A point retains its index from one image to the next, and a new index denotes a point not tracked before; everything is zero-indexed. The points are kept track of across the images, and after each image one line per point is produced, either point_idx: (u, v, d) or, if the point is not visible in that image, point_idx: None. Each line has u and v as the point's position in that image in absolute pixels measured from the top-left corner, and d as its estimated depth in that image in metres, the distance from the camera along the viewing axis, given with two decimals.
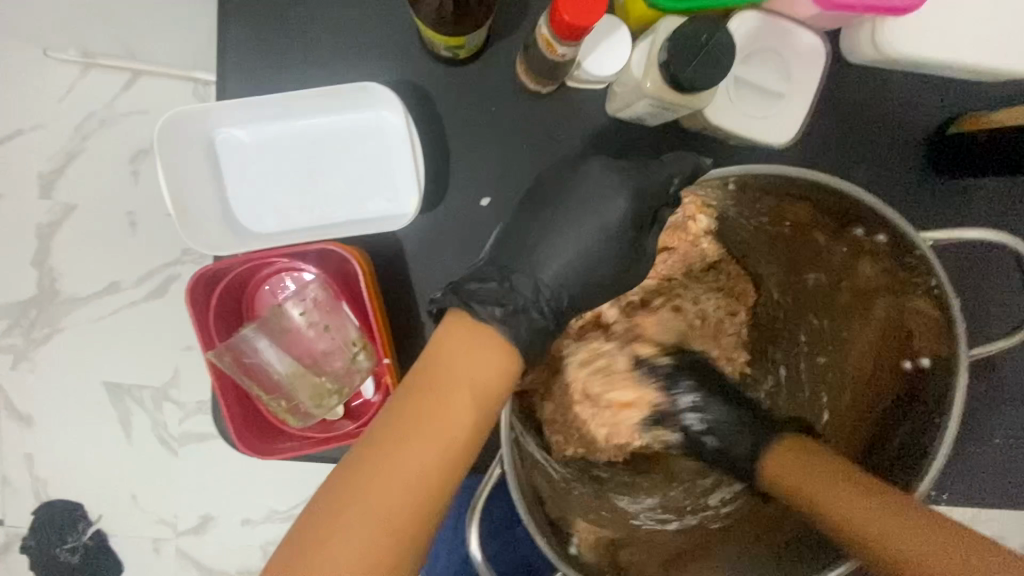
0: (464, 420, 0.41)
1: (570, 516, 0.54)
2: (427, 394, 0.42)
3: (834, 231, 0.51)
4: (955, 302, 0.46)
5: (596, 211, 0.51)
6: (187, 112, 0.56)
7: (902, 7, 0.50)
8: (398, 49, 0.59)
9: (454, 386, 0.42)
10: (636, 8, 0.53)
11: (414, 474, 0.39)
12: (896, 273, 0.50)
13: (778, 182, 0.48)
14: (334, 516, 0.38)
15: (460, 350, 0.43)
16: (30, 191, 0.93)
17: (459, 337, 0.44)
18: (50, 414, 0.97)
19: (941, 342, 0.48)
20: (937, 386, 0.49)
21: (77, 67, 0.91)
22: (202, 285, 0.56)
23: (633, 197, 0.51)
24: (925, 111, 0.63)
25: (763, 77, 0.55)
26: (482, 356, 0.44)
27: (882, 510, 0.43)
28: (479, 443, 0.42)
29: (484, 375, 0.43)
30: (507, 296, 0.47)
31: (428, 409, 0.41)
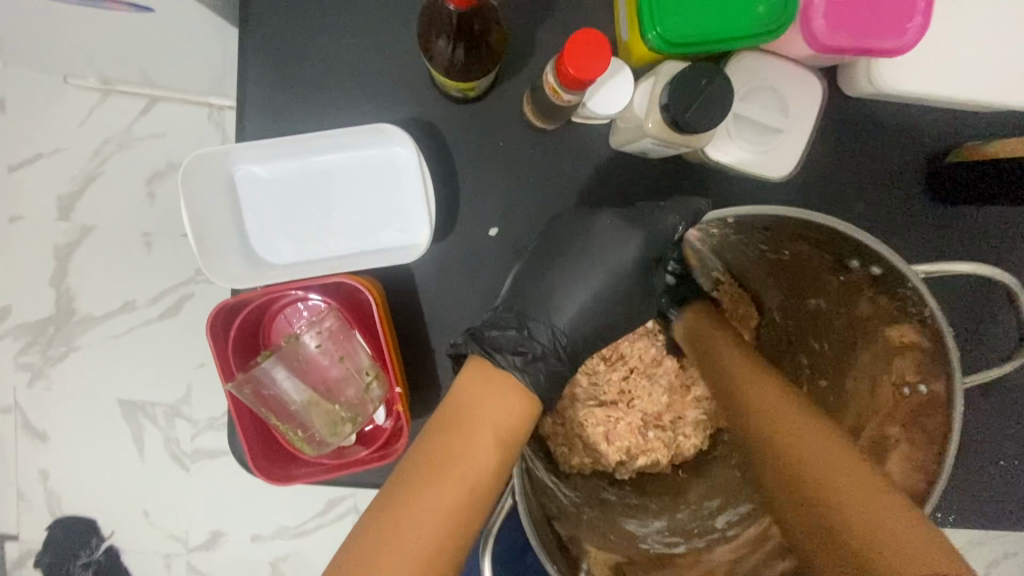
0: (487, 458, 0.43)
1: (581, 538, 0.54)
2: (457, 427, 0.44)
3: (831, 260, 0.53)
4: (950, 335, 0.46)
5: (606, 252, 0.54)
6: (208, 153, 0.59)
7: (896, 48, 0.52)
8: (409, 86, 0.62)
9: (477, 426, 0.44)
10: (638, 51, 0.55)
11: (441, 511, 0.40)
12: (893, 304, 0.51)
13: (772, 216, 0.49)
14: (373, 547, 0.39)
15: (481, 390, 0.46)
16: (49, 214, 0.96)
17: (480, 378, 0.47)
18: (65, 430, 0.99)
19: (940, 373, 0.49)
20: (940, 413, 0.49)
21: (98, 94, 0.95)
22: (222, 318, 0.58)
23: (642, 245, 0.54)
24: (920, 140, 0.64)
25: (762, 114, 0.57)
26: (503, 396, 0.46)
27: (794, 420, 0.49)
28: (501, 485, 0.44)
29: (504, 415, 0.45)
30: (526, 345, 0.51)
31: (458, 441, 0.43)
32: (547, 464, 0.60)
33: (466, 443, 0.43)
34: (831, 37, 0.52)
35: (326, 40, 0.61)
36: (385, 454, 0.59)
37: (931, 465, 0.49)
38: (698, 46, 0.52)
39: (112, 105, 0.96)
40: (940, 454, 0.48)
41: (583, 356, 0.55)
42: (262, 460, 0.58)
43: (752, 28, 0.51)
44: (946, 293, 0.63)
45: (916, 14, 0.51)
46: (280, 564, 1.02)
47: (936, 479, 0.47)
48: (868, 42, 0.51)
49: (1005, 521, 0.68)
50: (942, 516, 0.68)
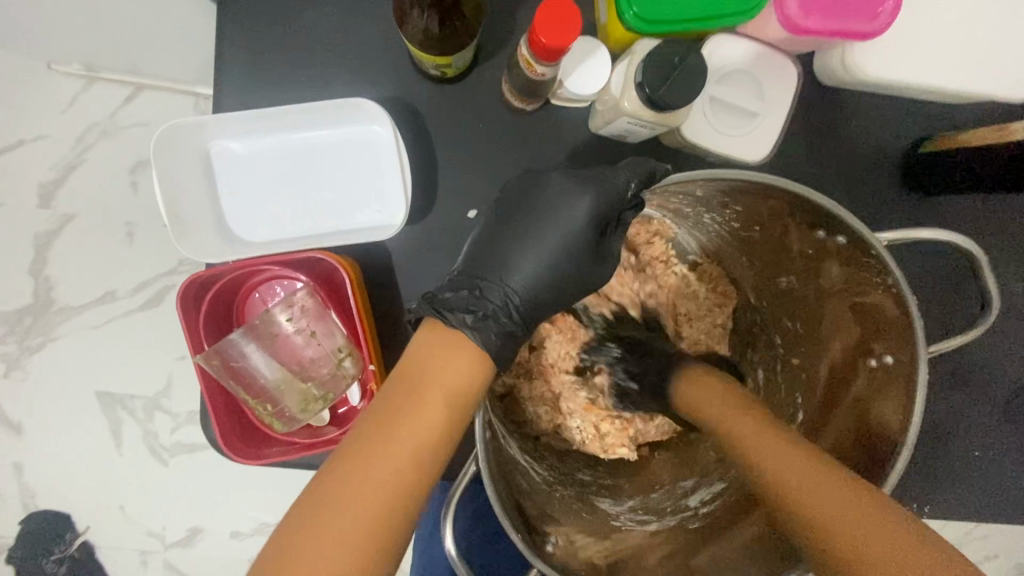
0: (437, 423, 0.43)
1: (552, 516, 0.54)
2: (409, 392, 0.43)
3: (798, 232, 0.53)
4: (914, 302, 0.46)
5: (565, 215, 0.53)
6: (181, 125, 0.58)
7: (868, 32, 0.53)
8: (390, 66, 0.62)
9: (432, 391, 0.43)
10: (614, 32, 0.56)
11: (396, 470, 0.40)
12: (857, 274, 0.51)
13: (737, 184, 0.49)
14: (314, 515, 0.38)
15: (436, 354, 0.45)
16: (28, 201, 0.95)
17: (433, 343, 0.46)
18: (39, 421, 0.97)
19: (904, 341, 0.48)
20: (902, 383, 0.49)
21: (82, 82, 0.94)
22: (192, 291, 0.57)
23: (595, 200, 0.52)
24: (897, 132, 0.65)
25: (737, 98, 0.58)
26: (458, 358, 0.45)
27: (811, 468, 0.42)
28: (450, 447, 0.44)
29: (455, 381, 0.44)
30: (477, 303, 0.49)
31: (410, 407, 0.43)
32: (521, 443, 0.59)
33: (417, 409, 0.43)
34: (805, 19, 0.52)
35: (307, 18, 0.61)
36: None
37: (889, 436, 0.49)
38: (672, 27, 0.52)
39: (96, 93, 0.95)
40: (905, 420, 0.47)
41: (537, 316, 0.53)
42: (233, 437, 0.57)
43: (726, 10, 0.52)
44: (919, 281, 0.64)
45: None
46: None
47: (898, 448, 0.47)
48: (840, 24, 0.52)
49: (976, 508, 0.69)
50: (917, 503, 0.69)
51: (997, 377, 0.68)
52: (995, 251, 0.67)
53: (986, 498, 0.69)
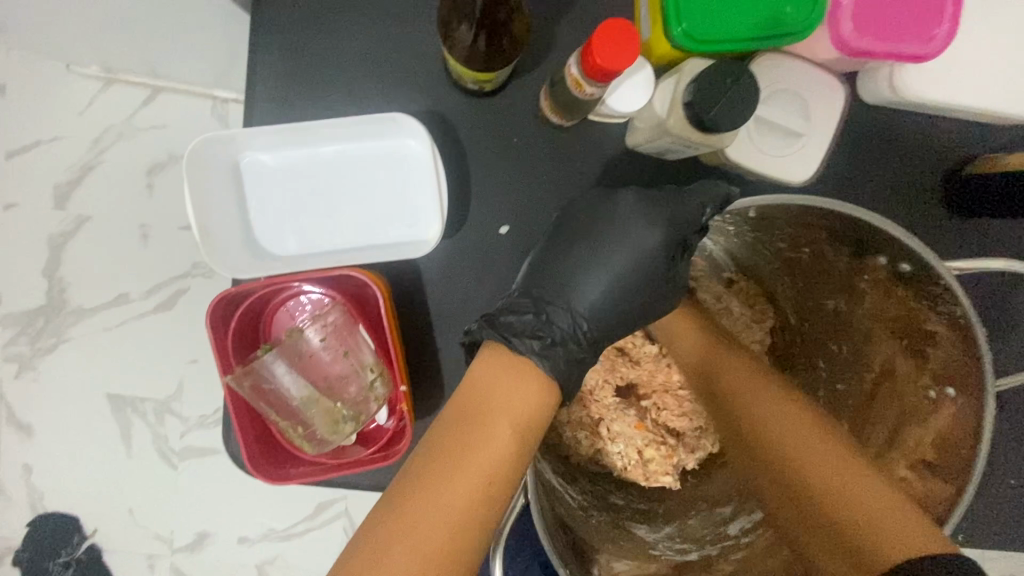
0: (506, 447, 0.43)
1: (591, 543, 0.53)
2: (475, 414, 0.44)
3: (853, 257, 0.51)
4: (981, 331, 0.45)
5: (628, 237, 0.53)
6: (214, 137, 0.57)
7: (925, 54, 0.51)
8: (424, 77, 0.61)
9: (498, 416, 0.44)
10: (660, 49, 0.54)
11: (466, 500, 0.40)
12: (918, 302, 0.50)
13: (798, 209, 0.48)
14: (392, 532, 0.39)
15: (502, 379, 0.46)
16: (44, 201, 0.94)
17: (496, 367, 0.46)
18: (49, 424, 0.97)
19: (968, 374, 0.47)
20: (966, 417, 0.48)
21: (100, 83, 0.92)
22: (222, 307, 0.55)
23: (664, 229, 0.53)
24: (940, 153, 0.64)
25: (783, 117, 0.56)
26: (524, 385, 0.46)
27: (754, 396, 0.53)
28: (519, 472, 0.44)
29: (522, 405, 0.45)
30: (545, 328, 0.50)
31: (478, 431, 0.43)
32: (555, 466, 0.58)
33: (485, 432, 0.43)
34: (859, 40, 0.51)
35: (340, 27, 0.60)
36: (386, 455, 0.57)
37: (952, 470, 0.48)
38: (723, 46, 0.51)
39: (113, 95, 0.93)
40: (969, 455, 0.46)
41: (604, 342, 0.54)
42: (258, 457, 0.55)
43: (778, 28, 0.50)
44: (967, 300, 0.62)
45: (944, 20, 0.50)
46: (266, 567, 0.99)
47: (964, 487, 0.46)
48: (897, 45, 0.50)
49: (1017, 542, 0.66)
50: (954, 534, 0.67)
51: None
52: None
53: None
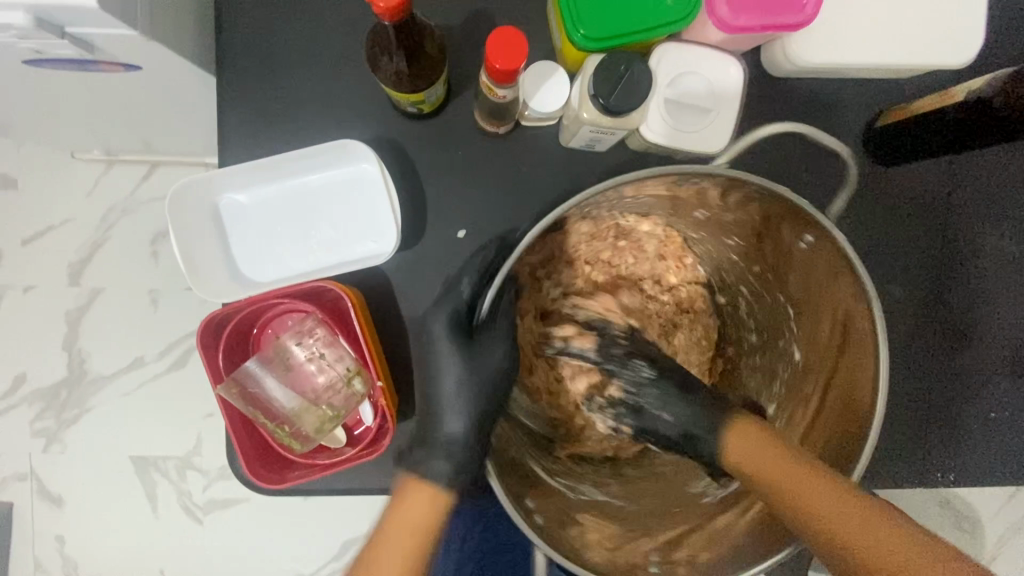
0: (399, 562, 0.54)
1: (643, 527, 0.63)
2: (375, 544, 0.55)
3: (687, 190, 0.58)
4: (793, 195, 0.52)
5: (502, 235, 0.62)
6: (194, 182, 0.65)
7: (799, 23, 0.57)
8: (371, 109, 0.68)
9: (389, 539, 0.55)
10: (568, 52, 0.61)
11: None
12: (742, 197, 0.57)
13: (601, 195, 0.55)
14: None
15: (396, 507, 0.57)
16: (61, 280, 1.05)
17: (398, 499, 0.58)
18: (81, 487, 1.06)
19: (808, 223, 0.55)
20: (829, 250, 0.55)
21: (104, 165, 1.06)
22: (211, 329, 0.62)
23: (470, 279, 0.63)
24: (849, 112, 0.70)
25: (691, 96, 0.62)
26: (413, 505, 0.57)
27: (812, 477, 0.51)
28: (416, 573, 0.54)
29: (411, 521, 0.56)
30: (435, 448, 0.62)
31: (375, 557, 0.54)
32: (586, 472, 0.68)
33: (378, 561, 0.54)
34: (737, 18, 0.57)
35: (293, 74, 0.67)
36: (373, 450, 0.63)
37: (851, 285, 0.55)
38: (619, 40, 0.57)
39: (117, 174, 1.06)
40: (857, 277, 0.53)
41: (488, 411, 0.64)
42: (255, 462, 0.61)
43: (663, 19, 0.57)
44: (878, 226, 0.71)
45: None
46: None
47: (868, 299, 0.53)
48: (772, 19, 0.57)
49: (967, 462, 0.75)
50: (915, 460, 0.74)
51: (948, 329, 0.74)
52: (963, 218, 0.72)
53: (968, 442, 0.75)
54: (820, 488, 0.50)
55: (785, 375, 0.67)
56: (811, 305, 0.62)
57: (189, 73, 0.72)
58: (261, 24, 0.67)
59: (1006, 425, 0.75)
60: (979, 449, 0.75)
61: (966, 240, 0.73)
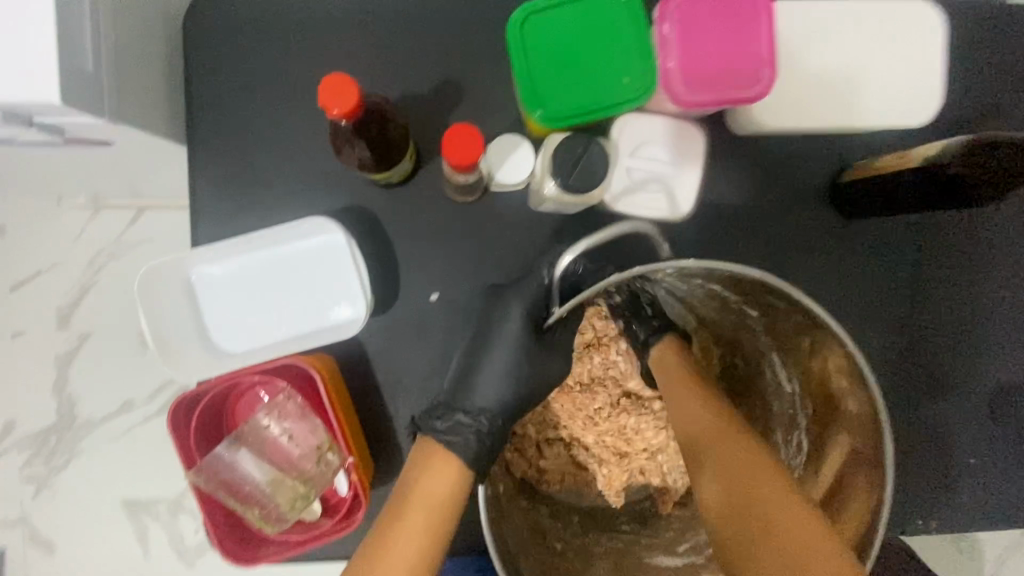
0: (420, 533, 0.54)
1: None
2: (400, 508, 0.55)
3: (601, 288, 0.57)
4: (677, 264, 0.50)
5: (511, 328, 0.62)
6: (164, 262, 0.66)
7: (754, 97, 0.58)
8: (344, 176, 0.69)
9: (415, 509, 0.55)
10: (532, 126, 0.63)
11: (415, 545, 0.53)
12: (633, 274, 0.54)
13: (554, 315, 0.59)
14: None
15: (424, 473, 0.57)
16: (50, 326, 1.06)
17: (421, 463, 0.58)
18: (69, 534, 1.06)
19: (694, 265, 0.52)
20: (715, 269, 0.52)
21: (91, 211, 1.06)
22: (181, 409, 0.62)
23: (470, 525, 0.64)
24: (817, 165, 0.71)
25: (652, 165, 0.63)
26: (439, 467, 0.57)
27: (724, 427, 0.57)
28: (441, 536, 0.55)
29: (435, 500, 0.56)
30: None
31: (399, 519, 0.55)
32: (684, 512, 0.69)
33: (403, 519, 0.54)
34: (691, 95, 0.57)
35: (265, 145, 0.68)
36: (345, 525, 0.62)
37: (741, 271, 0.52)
38: (578, 118, 0.58)
39: (104, 219, 1.07)
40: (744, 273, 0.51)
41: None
42: (228, 541, 0.61)
43: (621, 97, 0.58)
44: (852, 277, 0.72)
45: (764, 66, 0.57)
46: None
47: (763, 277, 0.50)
48: (724, 95, 0.57)
49: (953, 509, 0.74)
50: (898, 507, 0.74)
51: (918, 374, 0.74)
52: (941, 265, 0.73)
53: (955, 486, 0.74)
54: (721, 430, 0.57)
55: (763, 330, 0.65)
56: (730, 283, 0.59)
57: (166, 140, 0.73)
58: (233, 92, 0.68)
59: (982, 464, 0.75)
60: (958, 491, 0.74)
61: (945, 285, 0.73)
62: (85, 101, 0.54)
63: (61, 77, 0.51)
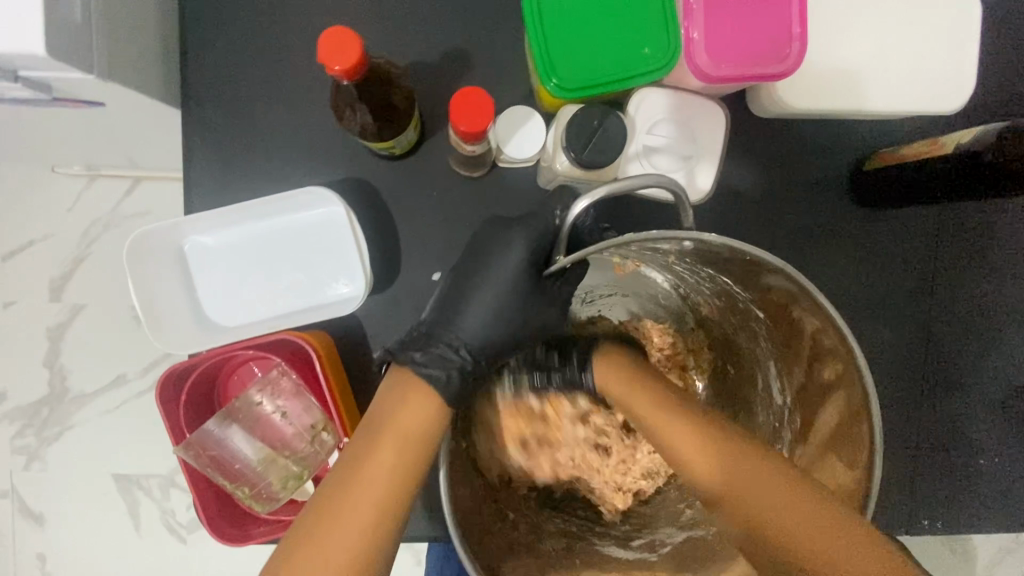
0: (388, 468, 0.47)
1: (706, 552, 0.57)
2: (368, 439, 0.48)
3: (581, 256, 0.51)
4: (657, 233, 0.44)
5: (511, 259, 0.54)
6: (155, 228, 0.63)
7: (782, 73, 0.55)
8: (345, 145, 0.65)
9: (386, 440, 0.48)
10: (545, 96, 0.60)
11: (382, 481, 0.47)
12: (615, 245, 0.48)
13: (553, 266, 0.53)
14: (327, 514, 0.45)
15: (397, 401, 0.50)
16: (41, 296, 1.03)
17: (396, 391, 0.50)
18: (58, 507, 1.04)
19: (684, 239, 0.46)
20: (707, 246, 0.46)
21: (85, 180, 1.03)
22: (171, 382, 0.60)
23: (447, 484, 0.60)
24: (839, 151, 0.68)
25: (670, 143, 0.60)
26: (413, 396, 0.50)
27: (713, 448, 0.47)
28: (412, 472, 0.48)
29: (408, 429, 0.49)
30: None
31: (367, 452, 0.48)
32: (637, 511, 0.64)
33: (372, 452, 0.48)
34: (717, 68, 0.55)
35: (264, 110, 0.65)
36: None
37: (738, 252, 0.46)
38: (596, 89, 0.55)
39: (98, 188, 1.04)
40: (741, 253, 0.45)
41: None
42: (217, 520, 0.59)
43: (641, 68, 0.54)
44: (871, 266, 0.69)
45: (793, 40, 0.54)
46: None
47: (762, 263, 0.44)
48: (748, 70, 0.55)
49: (963, 511, 0.72)
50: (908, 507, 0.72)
51: (928, 375, 0.71)
52: (964, 260, 0.70)
53: (965, 487, 0.72)
54: (719, 455, 0.47)
55: (764, 335, 0.58)
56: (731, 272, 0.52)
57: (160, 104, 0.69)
58: (232, 53, 0.64)
59: (985, 470, 0.73)
60: (961, 496, 0.72)
61: (969, 282, 0.70)
62: (73, 54, 0.51)
63: (47, 25, 0.47)
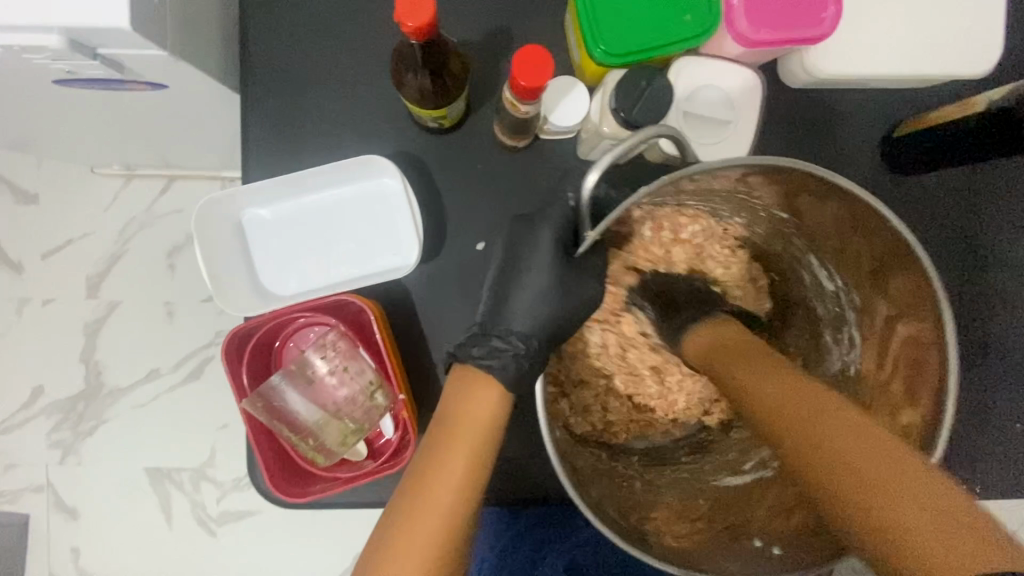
0: (459, 467, 0.50)
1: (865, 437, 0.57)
2: (438, 436, 0.51)
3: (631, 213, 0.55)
4: (700, 167, 0.47)
5: (541, 252, 0.59)
6: (219, 198, 0.66)
7: (818, 36, 0.58)
8: (392, 123, 0.69)
9: (457, 440, 0.51)
10: (589, 66, 0.62)
11: (454, 477, 0.49)
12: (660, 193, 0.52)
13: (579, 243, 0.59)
14: (410, 509, 0.48)
15: (463, 399, 0.53)
16: (79, 293, 1.07)
17: (463, 389, 0.53)
18: (93, 500, 1.07)
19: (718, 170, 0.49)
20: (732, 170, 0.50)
21: (123, 180, 1.08)
22: (234, 344, 0.63)
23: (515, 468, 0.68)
24: (869, 121, 0.70)
25: (711, 109, 0.62)
26: (479, 396, 0.53)
27: (775, 379, 0.50)
28: (482, 471, 0.51)
29: (475, 427, 0.52)
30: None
31: (439, 450, 0.50)
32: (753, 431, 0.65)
33: (443, 448, 0.50)
34: (756, 32, 0.58)
35: (313, 91, 0.68)
36: (395, 461, 0.62)
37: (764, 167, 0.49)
38: (639, 55, 0.58)
39: (135, 188, 1.08)
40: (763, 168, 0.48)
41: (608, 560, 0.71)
42: (280, 479, 0.61)
43: (683, 33, 0.57)
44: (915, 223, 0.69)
45: (828, 4, 0.57)
46: None
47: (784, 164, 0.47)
48: (787, 32, 0.57)
49: None
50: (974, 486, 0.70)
51: (974, 335, 0.70)
52: (999, 219, 0.70)
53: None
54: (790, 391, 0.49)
55: (796, 235, 0.61)
56: (755, 188, 0.55)
57: (212, 93, 0.73)
58: (283, 40, 0.68)
59: None
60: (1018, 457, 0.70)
61: (1009, 242, 0.70)
62: (149, 33, 0.54)
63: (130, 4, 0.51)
